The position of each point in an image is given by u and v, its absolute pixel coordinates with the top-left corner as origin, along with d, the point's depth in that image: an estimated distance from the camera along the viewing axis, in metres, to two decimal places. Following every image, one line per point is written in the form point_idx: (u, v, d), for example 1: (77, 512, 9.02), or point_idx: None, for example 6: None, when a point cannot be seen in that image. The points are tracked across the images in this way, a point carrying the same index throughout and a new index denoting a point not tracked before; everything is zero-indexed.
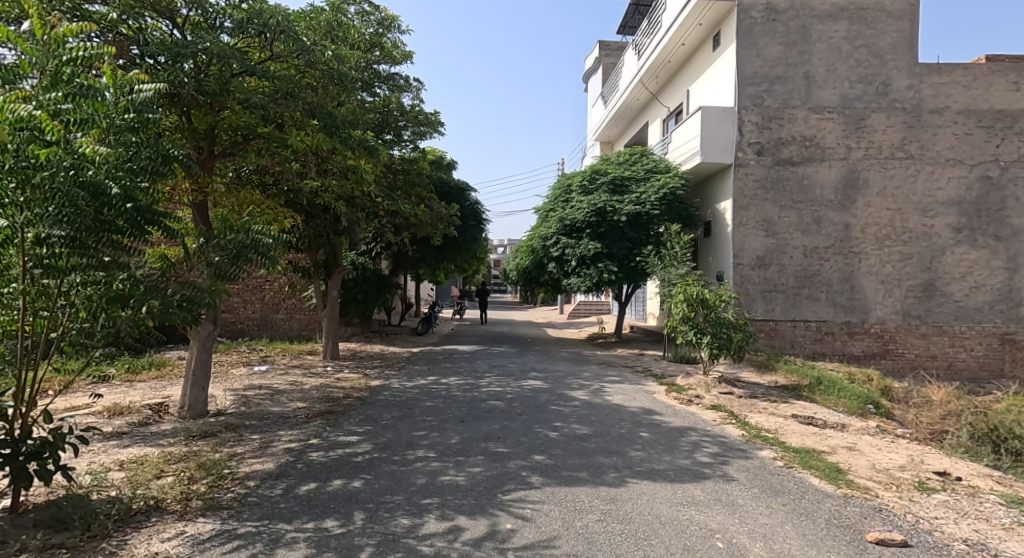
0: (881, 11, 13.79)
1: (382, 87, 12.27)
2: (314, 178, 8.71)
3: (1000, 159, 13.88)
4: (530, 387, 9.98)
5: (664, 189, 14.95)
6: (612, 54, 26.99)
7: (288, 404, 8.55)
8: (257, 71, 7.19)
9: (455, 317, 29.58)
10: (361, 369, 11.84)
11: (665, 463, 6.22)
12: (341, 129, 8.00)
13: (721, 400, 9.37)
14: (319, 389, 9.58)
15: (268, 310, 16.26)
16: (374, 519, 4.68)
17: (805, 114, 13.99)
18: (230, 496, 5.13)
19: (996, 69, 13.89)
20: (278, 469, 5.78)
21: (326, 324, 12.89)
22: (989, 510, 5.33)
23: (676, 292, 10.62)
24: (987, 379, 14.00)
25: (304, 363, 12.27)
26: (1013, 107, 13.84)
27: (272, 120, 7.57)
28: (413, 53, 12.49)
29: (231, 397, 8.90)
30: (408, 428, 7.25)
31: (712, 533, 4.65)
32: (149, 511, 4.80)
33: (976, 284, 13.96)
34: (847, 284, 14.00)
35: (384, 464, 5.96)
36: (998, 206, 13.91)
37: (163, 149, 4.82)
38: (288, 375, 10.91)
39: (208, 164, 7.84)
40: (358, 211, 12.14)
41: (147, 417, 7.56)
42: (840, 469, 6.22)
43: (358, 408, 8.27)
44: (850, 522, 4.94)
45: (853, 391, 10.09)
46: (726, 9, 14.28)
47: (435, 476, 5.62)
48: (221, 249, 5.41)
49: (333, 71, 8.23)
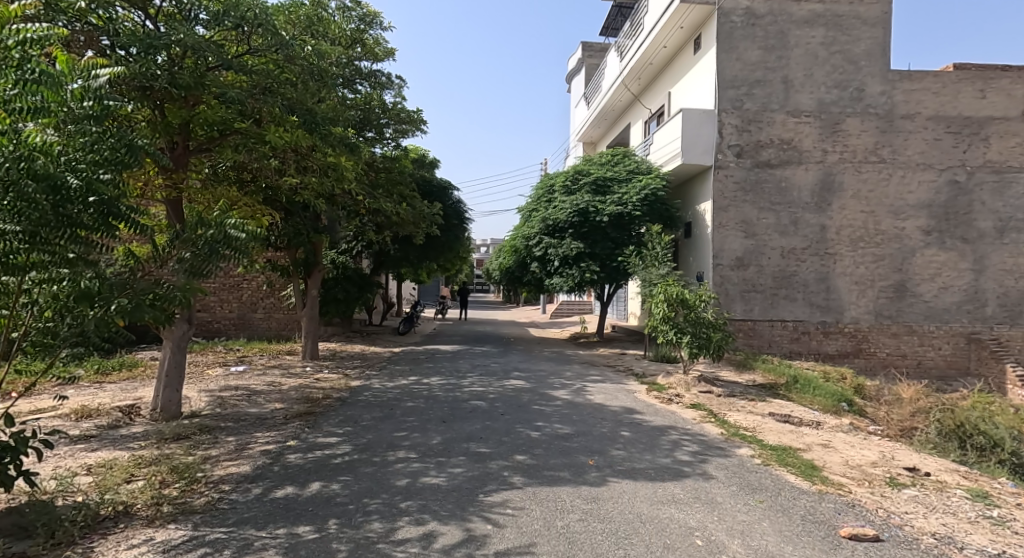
0: (856, 18, 14.11)
1: (364, 83, 12.24)
2: (292, 174, 8.83)
3: (967, 164, 14.28)
4: (512, 386, 10.08)
5: (646, 189, 15.11)
6: (595, 54, 27.21)
7: (265, 405, 8.53)
8: (233, 65, 7.13)
9: (438, 317, 29.62)
10: (342, 369, 11.82)
11: (645, 462, 6.34)
12: (321, 126, 7.79)
13: (700, 398, 9.54)
14: (298, 390, 9.58)
15: (245, 309, 16.20)
16: (349, 524, 4.74)
17: (783, 117, 14.22)
18: (203, 500, 5.15)
19: (964, 76, 14.28)
20: (254, 471, 5.82)
21: (306, 323, 12.81)
22: (956, 504, 5.53)
23: (657, 292, 10.77)
24: (954, 377, 14.37)
25: (283, 364, 12.22)
26: (979, 114, 14.24)
27: (250, 116, 7.52)
28: (394, 50, 12.49)
29: (205, 399, 8.87)
30: (389, 429, 7.30)
31: (691, 531, 4.77)
32: (118, 517, 4.82)
33: (944, 285, 14.33)
34: (823, 284, 14.26)
35: (364, 465, 6.01)
36: (965, 209, 14.29)
37: (127, 139, 4.79)
38: (266, 375, 10.90)
39: (182, 160, 7.81)
40: (338, 209, 12.13)
41: (118, 419, 7.53)
42: (815, 466, 6.40)
43: (337, 409, 8.29)
44: (826, 518, 5.10)
45: (828, 389, 10.32)
46: (706, 12, 14.47)
47: (416, 477, 5.69)
48: (191, 246, 5.41)
49: (314, 67, 8.25)
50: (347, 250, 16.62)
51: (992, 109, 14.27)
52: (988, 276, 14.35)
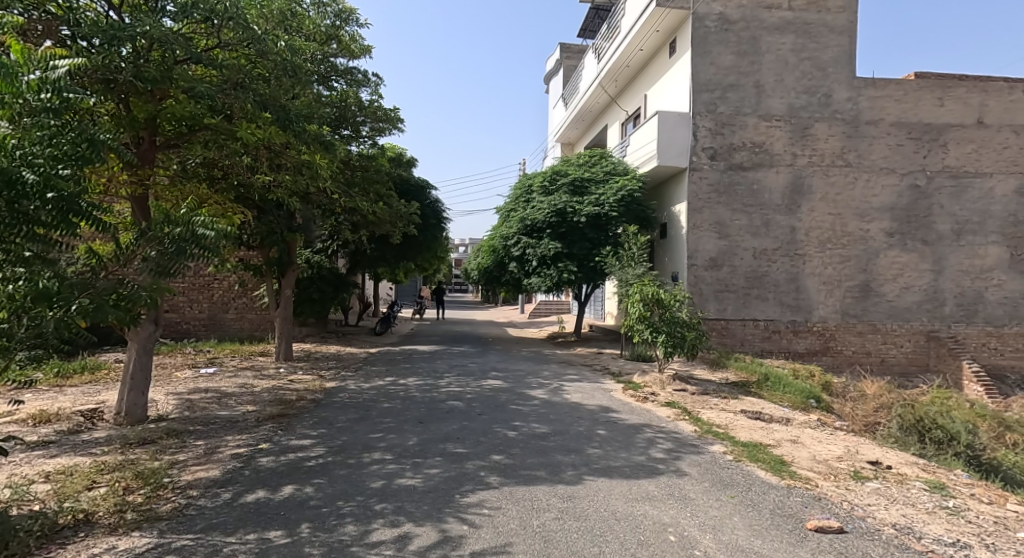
0: (824, 26, 14.49)
1: (340, 81, 12.22)
2: (265, 173, 8.89)
3: (927, 169, 14.76)
4: (489, 387, 10.18)
5: (623, 191, 15.33)
6: (574, 56, 27.39)
7: (236, 408, 8.53)
8: (202, 58, 7.08)
9: (416, 317, 29.61)
10: (316, 370, 11.84)
11: (620, 460, 6.50)
12: (295, 123, 7.90)
13: (675, 397, 9.75)
14: (271, 392, 9.58)
15: (216, 309, 16.09)
16: (321, 528, 4.81)
17: (755, 121, 14.53)
18: (169, 507, 5.17)
19: (924, 84, 14.78)
20: (223, 476, 5.85)
21: (278, 323, 12.77)
22: (915, 496, 5.77)
23: (633, 293, 10.96)
24: (915, 374, 14.83)
25: (255, 365, 12.19)
26: (938, 122, 14.76)
27: (220, 111, 7.57)
28: (371, 47, 12.55)
29: (173, 402, 8.84)
30: (364, 430, 7.37)
31: (664, 527, 4.93)
32: (77, 526, 4.80)
33: (906, 285, 14.77)
34: (793, 284, 14.59)
35: (338, 468, 6.08)
36: (925, 212, 14.76)
37: (87, 133, 4.81)
38: (237, 377, 10.87)
39: (148, 156, 7.80)
40: (311, 208, 12.10)
41: (80, 424, 7.50)
42: (784, 462, 6.61)
43: (312, 411, 8.34)
44: (793, 511, 5.30)
45: (797, 386, 10.60)
46: (681, 16, 14.70)
47: (391, 479, 5.77)
48: (158, 245, 5.38)
49: (287, 63, 8.11)
50: (322, 249, 16.69)
51: (950, 116, 14.79)
52: (947, 276, 14.85)
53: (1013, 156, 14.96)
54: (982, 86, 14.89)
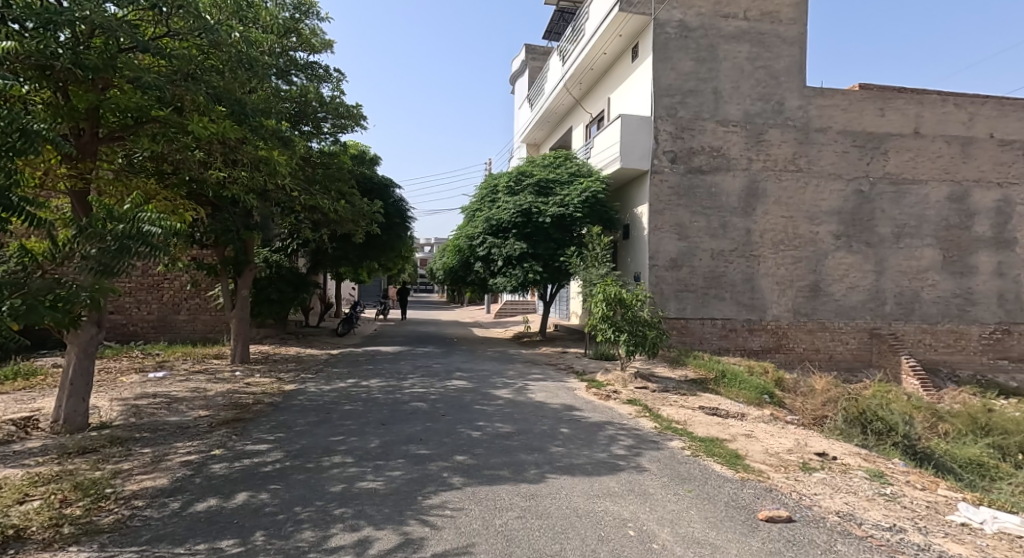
0: (777, 37, 15.04)
1: (300, 76, 12.27)
2: (219, 168, 8.92)
3: (870, 175, 15.50)
4: (454, 387, 10.31)
5: (587, 192, 15.63)
6: (539, 57, 27.65)
7: (187, 413, 8.46)
8: (150, 45, 6.74)
9: (380, 317, 29.52)
10: (274, 373, 11.80)
11: (583, 457, 6.71)
12: (249, 117, 7.92)
13: (637, 394, 10.04)
14: (226, 396, 9.53)
15: (167, 310, 15.85)
16: (276, 535, 4.85)
17: (713, 126, 14.96)
18: (111, 518, 5.10)
19: (867, 95, 15.49)
20: (172, 485, 5.80)
21: (235, 325, 12.66)
22: (857, 484, 6.12)
23: (597, 292, 11.20)
24: (860, 369, 15.53)
25: (209, 369, 12.03)
26: (880, 131, 15.52)
27: (170, 102, 7.28)
28: (332, 42, 12.51)
29: (118, 408, 8.70)
30: (324, 434, 7.43)
31: (624, 522, 5.14)
32: (9, 542, 4.68)
33: (852, 285, 15.44)
34: (749, 284, 15.08)
35: (296, 473, 6.13)
36: (868, 216, 15.49)
37: (19, 122, 4.94)
38: (189, 381, 10.78)
39: (89, 148, 7.41)
40: (270, 206, 12.05)
41: (15, 434, 7.32)
42: (739, 455, 6.92)
43: (269, 415, 8.35)
44: (746, 503, 5.57)
45: (751, 382, 11.03)
46: (644, 21, 15.01)
47: (352, 482, 5.86)
48: (100, 244, 5.46)
49: (242, 55, 7.94)
50: (281, 247, 16.31)
51: (890, 126, 15.60)
52: (888, 277, 15.62)
53: (944, 164, 15.78)
54: (919, 98, 15.63)
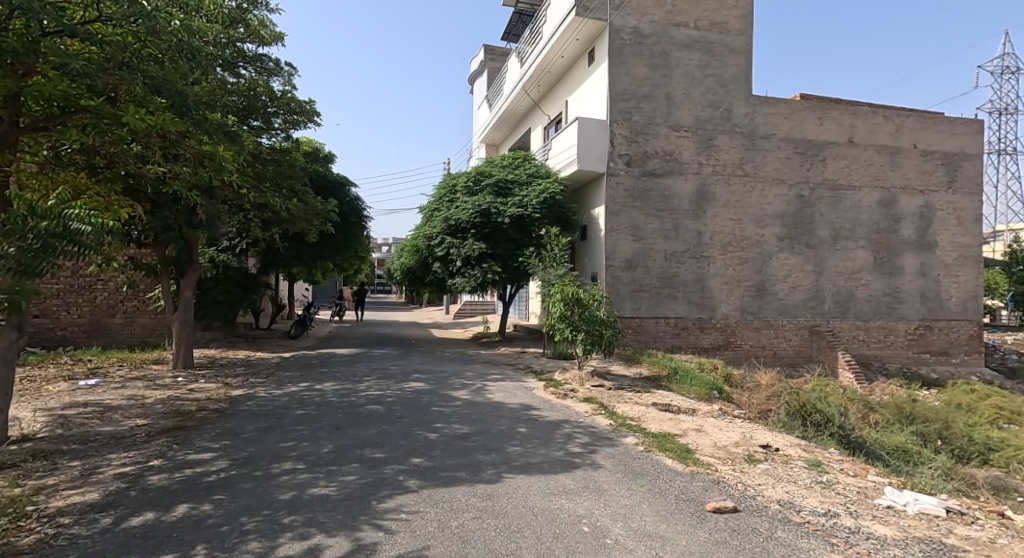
0: (725, 46, 15.65)
1: (248, 69, 12.06)
2: (158, 163, 8.51)
3: (810, 180, 16.27)
4: (411, 389, 10.39)
5: (546, 193, 15.91)
6: (497, 58, 27.84)
7: (122, 423, 8.23)
8: (78, 32, 6.46)
9: (336, 319, 29.21)
10: (219, 378, 11.61)
11: (540, 455, 6.92)
12: (194, 111, 7.28)
13: (593, 392, 10.32)
14: (165, 404, 9.34)
15: (101, 314, 15.33)
16: (219, 547, 4.86)
17: (666, 131, 15.39)
18: (33, 538, 4.98)
19: (807, 105, 16.28)
20: (104, 499, 5.69)
21: (178, 328, 12.38)
22: (797, 473, 6.49)
23: (554, 292, 11.43)
24: (801, 364, 16.24)
25: (147, 375, 11.68)
26: (818, 139, 16.33)
27: (101, 92, 7.14)
28: (282, 35, 12.48)
29: (44, 419, 8.35)
30: (274, 440, 7.44)
31: (579, 519, 5.35)
32: None
33: (794, 285, 16.14)
34: (700, 284, 15.56)
35: (242, 481, 6.11)
36: (809, 220, 16.26)
37: None
38: (125, 389, 10.47)
39: (10, 138, 7.08)
40: (215, 203, 11.90)
41: None
42: (689, 449, 7.23)
43: (215, 422, 8.25)
44: (695, 495, 5.85)
45: (701, 379, 11.46)
46: (599, 27, 15.29)
47: (302, 489, 5.90)
48: (19, 241, 5.36)
49: (183, 45, 7.56)
50: (229, 247, 16.19)
51: (827, 134, 16.45)
52: (826, 277, 16.41)
53: (876, 172, 16.84)
54: (852, 109, 16.64)
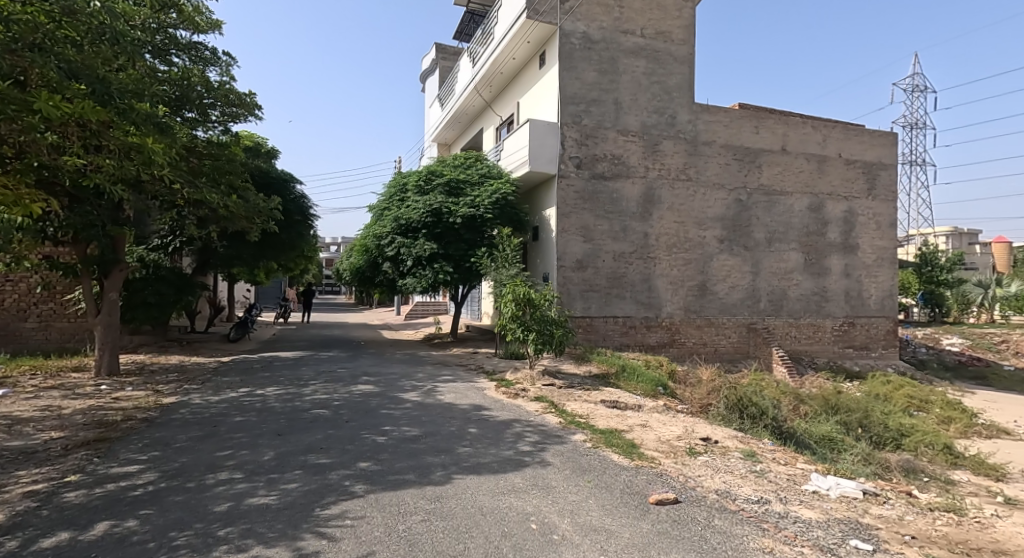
0: (670, 55, 16.20)
1: (182, 56, 12.05)
2: (78, 154, 8.37)
3: (747, 186, 16.97)
4: (359, 392, 10.41)
5: (498, 193, 16.09)
6: (449, 57, 27.87)
7: (35, 436, 7.92)
8: None
9: (282, 321, 28.69)
10: (147, 385, 11.31)
11: (490, 455, 7.09)
12: (115, 99, 7.11)
13: (543, 391, 10.55)
14: (85, 414, 9.04)
15: (14, 318, 14.63)
16: None
17: (615, 135, 15.78)
18: None
19: (744, 114, 16.99)
20: (15, 519, 5.50)
21: (100, 332, 11.94)
22: (733, 464, 6.85)
23: (506, 292, 11.60)
24: (740, 360, 16.90)
25: (65, 384, 11.23)
26: (755, 146, 17.07)
27: (8, 75, 6.50)
28: (220, 24, 12.39)
29: None
30: (209, 449, 7.36)
31: (527, 517, 5.55)
32: None
33: (733, 285, 16.79)
34: (647, 284, 16.01)
35: (172, 494, 6.03)
36: (746, 223, 16.95)
37: None
38: (41, 399, 10.06)
39: None
40: (142, 198, 11.61)
41: None
42: (635, 444, 7.52)
43: (141, 432, 8.06)
44: (640, 488, 6.12)
45: (647, 376, 11.85)
46: (549, 30, 15.54)
47: (240, 500, 5.89)
48: None
49: (104, 28, 7.20)
50: (160, 246, 15.84)
51: (764, 142, 17.21)
52: (762, 277, 17.13)
53: (806, 179, 17.70)
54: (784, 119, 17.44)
